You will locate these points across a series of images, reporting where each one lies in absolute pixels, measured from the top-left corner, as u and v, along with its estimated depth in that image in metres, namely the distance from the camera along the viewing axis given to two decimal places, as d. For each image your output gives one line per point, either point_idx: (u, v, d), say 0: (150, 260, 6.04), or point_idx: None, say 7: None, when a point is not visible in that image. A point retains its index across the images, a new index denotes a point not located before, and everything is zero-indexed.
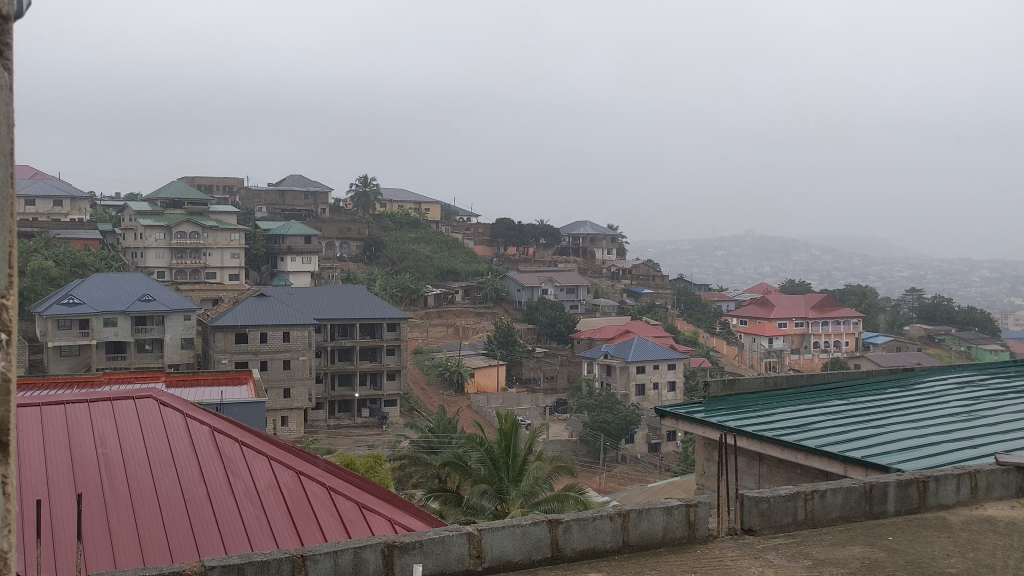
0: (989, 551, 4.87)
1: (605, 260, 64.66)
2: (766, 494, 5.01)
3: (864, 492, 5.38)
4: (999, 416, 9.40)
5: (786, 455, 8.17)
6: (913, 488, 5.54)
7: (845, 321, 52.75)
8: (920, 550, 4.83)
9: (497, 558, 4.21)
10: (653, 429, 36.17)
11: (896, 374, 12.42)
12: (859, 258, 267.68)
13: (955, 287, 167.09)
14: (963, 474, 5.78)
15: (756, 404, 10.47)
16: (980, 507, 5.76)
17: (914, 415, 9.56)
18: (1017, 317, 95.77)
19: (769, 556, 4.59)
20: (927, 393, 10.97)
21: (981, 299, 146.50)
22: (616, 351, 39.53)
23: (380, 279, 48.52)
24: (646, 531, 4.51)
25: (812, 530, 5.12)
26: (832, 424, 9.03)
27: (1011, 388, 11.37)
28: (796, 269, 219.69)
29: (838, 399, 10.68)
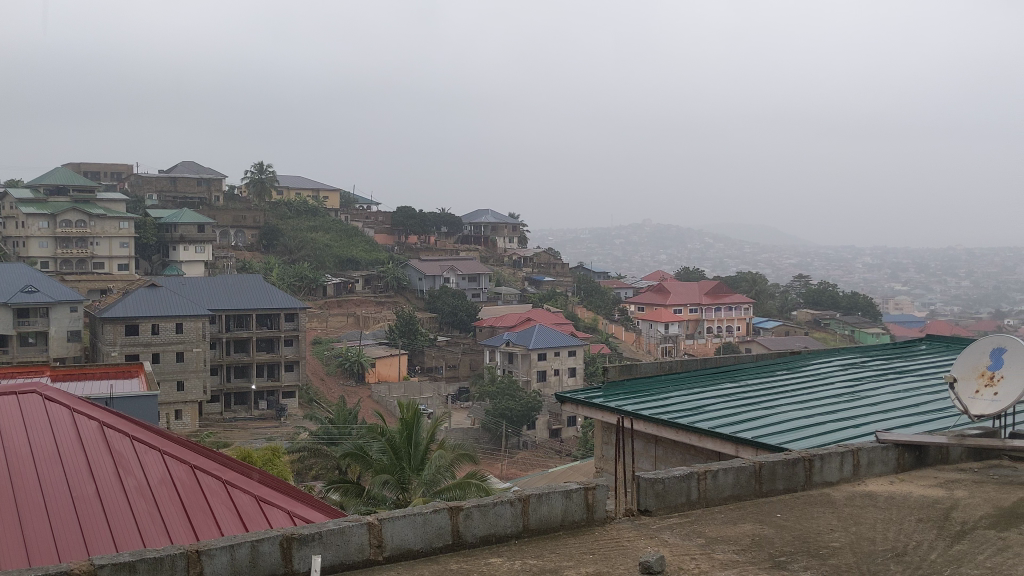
0: (870, 525, 5.12)
1: (506, 248, 64.91)
2: (661, 475, 5.15)
3: (755, 471, 5.57)
4: (881, 395, 9.89)
5: (682, 437, 8.37)
6: (800, 467, 5.77)
7: (736, 307, 54.39)
8: (807, 526, 5.03)
9: (396, 547, 4.20)
10: (554, 416, 36.62)
11: (784, 356, 12.93)
12: (751, 245, 275.41)
13: (841, 275, 173.81)
14: (845, 452, 6.06)
15: (652, 389, 10.72)
16: (861, 483, 6.06)
17: (800, 396, 9.96)
18: (898, 303, 99.79)
19: (664, 535, 4.73)
20: (812, 375, 11.46)
21: (865, 284, 152.41)
22: (517, 338, 39.84)
23: (277, 269, 47.56)
24: (546, 514, 4.59)
25: (705, 509, 5.28)
26: (724, 407, 9.31)
27: (890, 369, 11.98)
28: (691, 256, 225.04)
29: (730, 382, 11.06)
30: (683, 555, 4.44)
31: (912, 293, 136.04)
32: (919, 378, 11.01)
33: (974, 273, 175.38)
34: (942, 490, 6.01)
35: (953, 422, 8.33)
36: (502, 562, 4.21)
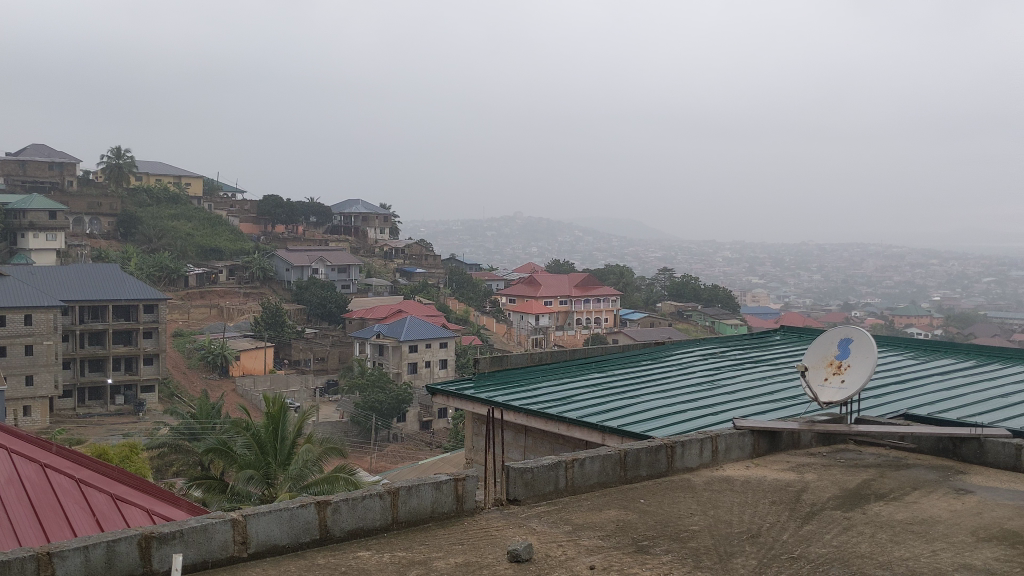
0: (727, 508, 5.34)
1: (376, 239, 64.35)
2: (530, 464, 5.23)
3: (619, 458, 5.73)
4: (738, 384, 10.34)
5: (550, 426, 8.51)
6: (662, 454, 5.99)
7: (604, 299, 55.47)
8: (668, 511, 5.21)
9: (261, 543, 4.11)
10: (425, 408, 36.59)
11: (648, 346, 13.31)
12: (618, 238, 281.82)
13: (703, 269, 179.81)
14: (705, 439, 6.33)
15: (522, 380, 10.83)
16: (719, 467, 6.34)
17: (664, 385, 10.30)
18: (755, 297, 103.74)
19: (532, 523, 4.80)
20: (674, 365, 11.85)
21: (724, 278, 158.27)
22: (388, 331, 39.55)
23: (135, 258, 45.50)
24: (415, 506, 4.61)
25: (572, 497, 5.39)
26: (591, 397, 9.52)
27: (747, 358, 12.53)
28: (560, 248, 228.38)
29: (597, 372, 11.33)
30: (549, 542, 4.52)
31: (768, 285, 141.65)
32: (771, 368, 11.55)
33: (825, 268, 184.45)
34: (792, 473, 6.34)
35: (804, 409, 8.80)
36: (370, 556, 4.17)
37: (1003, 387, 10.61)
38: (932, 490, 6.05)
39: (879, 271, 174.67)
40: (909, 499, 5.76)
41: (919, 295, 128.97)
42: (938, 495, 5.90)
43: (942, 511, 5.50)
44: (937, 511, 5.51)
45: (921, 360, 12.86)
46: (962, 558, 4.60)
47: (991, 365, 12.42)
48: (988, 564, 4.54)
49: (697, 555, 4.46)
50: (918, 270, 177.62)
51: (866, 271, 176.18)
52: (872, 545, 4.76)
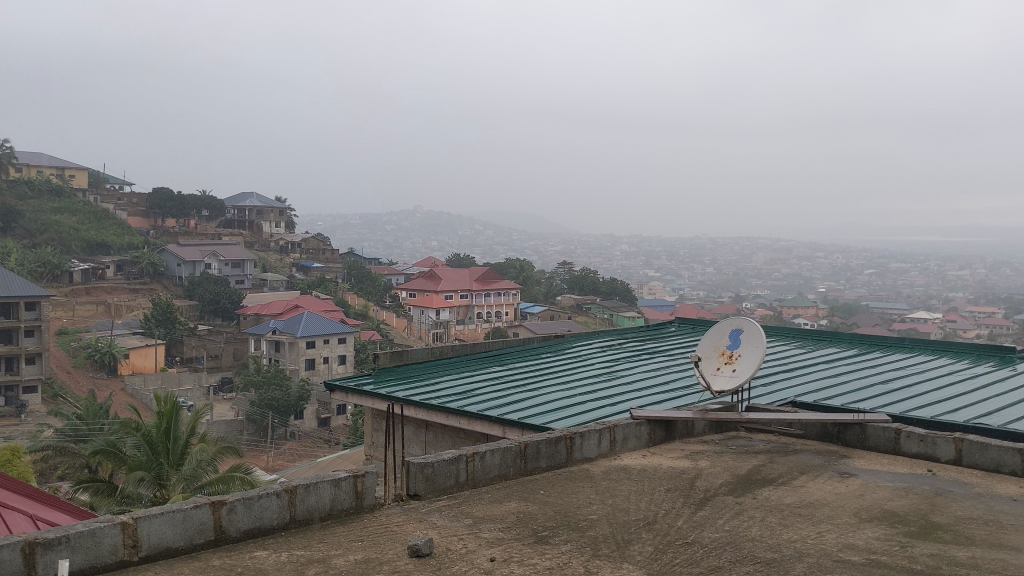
0: (625, 497, 5.44)
1: (272, 233, 63.13)
2: (430, 459, 5.22)
3: (520, 451, 5.77)
4: (636, 374, 10.57)
5: (451, 421, 8.52)
6: (561, 445, 6.07)
7: (504, 293, 55.71)
8: (568, 501, 5.28)
9: (154, 546, 3.99)
10: (323, 404, 36.11)
11: (548, 339, 13.45)
12: (517, 232, 283.21)
13: (601, 262, 182.40)
14: (603, 429, 6.45)
15: (422, 375, 10.81)
16: (617, 457, 6.47)
17: (563, 377, 10.44)
18: (651, 289, 105.78)
19: (433, 518, 4.81)
20: (573, 357, 12.02)
21: (623, 271, 160.84)
22: (284, 327, 38.82)
23: (15, 253, 43.41)
24: (313, 505, 4.55)
25: (472, 491, 5.40)
26: (491, 390, 9.57)
27: (644, 350, 12.81)
28: (460, 243, 228.06)
29: (497, 365, 11.39)
30: (451, 537, 4.52)
31: (665, 279, 144.48)
32: (667, 358, 11.84)
33: (718, 261, 189.33)
34: (688, 460, 6.51)
35: (698, 397, 9.06)
36: (267, 555, 4.11)
37: (883, 374, 11.14)
38: (819, 474, 6.30)
39: (768, 263, 180.58)
40: (796, 483, 6.00)
41: (806, 286, 133.86)
42: (823, 478, 6.16)
43: (827, 494, 5.74)
44: (823, 493, 5.76)
45: (808, 349, 13.38)
46: (846, 538, 4.81)
47: (873, 353, 13.01)
48: (870, 543, 4.76)
49: (595, 544, 4.53)
50: (805, 262, 184.28)
51: (757, 264, 181.92)
52: (763, 528, 4.93)
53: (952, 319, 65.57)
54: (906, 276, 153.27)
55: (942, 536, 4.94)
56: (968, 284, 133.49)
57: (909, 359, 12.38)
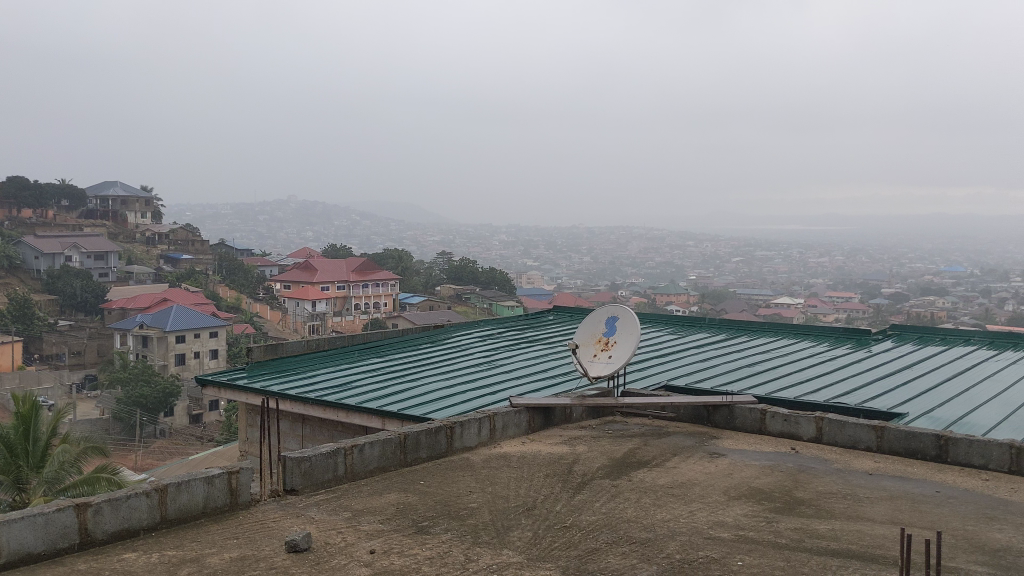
0: (504, 484, 5.50)
1: (137, 224, 60.80)
2: (307, 453, 5.14)
3: (399, 442, 5.75)
4: (515, 363, 10.66)
5: (328, 415, 8.40)
6: (441, 435, 6.08)
7: (382, 283, 55.21)
8: (448, 491, 5.29)
9: (12, 552, 3.79)
10: (195, 400, 35.10)
11: (427, 329, 13.44)
12: (394, 222, 280.89)
13: (478, 251, 182.74)
14: (482, 418, 6.50)
15: (298, 368, 10.61)
16: (496, 446, 6.53)
17: (443, 367, 10.44)
18: (530, 278, 106.70)
19: (310, 512, 4.73)
20: (452, 347, 12.05)
21: (501, 260, 161.67)
22: (152, 321, 37.38)
23: None
24: (184, 503, 4.42)
25: (351, 484, 5.35)
26: (369, 382, 9.49)
27: (522, 338, 12.94)
28: (336, 233, 224.52)
29: (376, 357, 11.30)
30: (329, 530, 4.47)
31: (543, 268, 146.20)
32: (545, 346, 12.00)
33: (594, 250, 192.65)
34: (566, 446, 6.63)
35: (575, 384, 9.20)
36: (136, 557, 3.97)
37: (750, 357, 11.60)
38: (692, 454, 6.52)
39: (641, 252, 184.62)
40: (668, 464, 6.19)
41: (678, 274, 137.82)
42: (695, 458, 6.38)
43: (698, 474, 5.94)
44: (695, 473, 5.96)
45: (680, 335, 13.77)
46: (718, 516, 5.00)
47: (741, 338, 13.51)
48: (739, 519, 4.96)
49: (476, 532, 4.56)
50: (677, 251, 189.43)
51: (631, 252, 185.76)
52: (638, 509, 5.07)
53: (813, 305, 68.65)
54: (771, 264, 159.88)
55: (804, 510, 5.19)
56: (827, 271, 140.17)
57: (774, 343, 12.92)
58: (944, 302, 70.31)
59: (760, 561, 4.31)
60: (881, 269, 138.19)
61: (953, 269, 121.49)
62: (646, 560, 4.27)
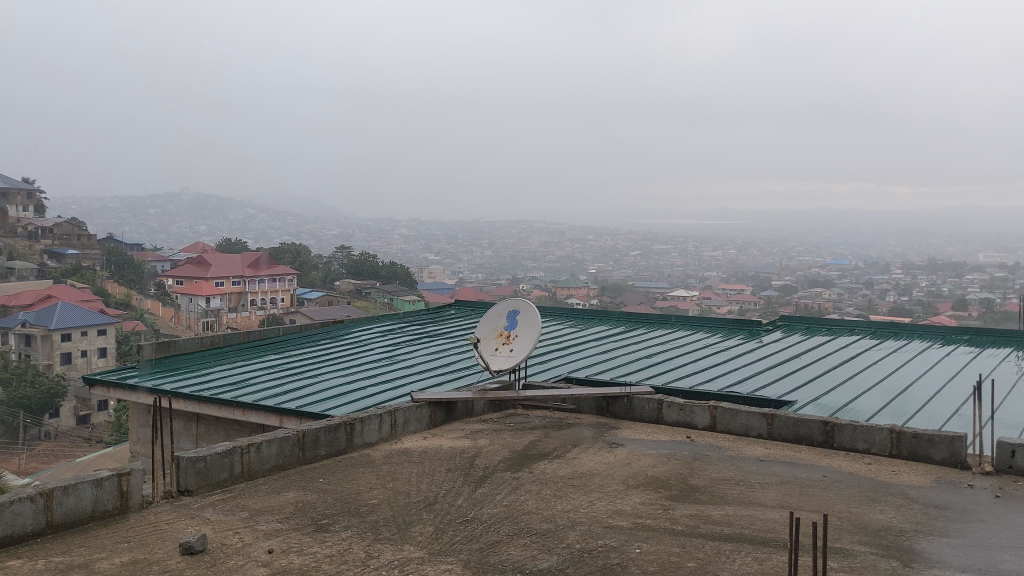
0: (406, 480, 5.48)
1: (19, 218, 58.04)
2: (201, 453, 5.02)
3: (298, 440, 5.66)
4: (416, 358, 10.62)
5: (224, 413, 8.21)
6: (341, 433, 6.02)
7: (279, 279, 54.25)
8: (348, 488, 5.24)
9: None
10: (82, 401, 33.75)
11: (326, 325, 13.26)
12: (292, 215, 275.56)
13: (378, 245, 180.52)
14: (383, 414, 6.46)
15: (192, 366, 10.32)
16: (397, 441, 6.51)
17: (343, 363, 10.32)
18: (431, 272, 106.08)
19: (206, 513, 4.62)
20: (352, 343, 11.92)
21: (401, 254, 160.36)
22: (36, 319, 35.80)
23: None
24: (72, 507, 4.26)
25: (247, 483, 5.25)
26: (267, 379, 9.32)
27: (423, 333, 12.89)
28: (232, 226, 218.97)
29: (274, 354, 11.09)
30: (226, 532, 4.37)
31: (444, 261, 145.54)
32: (447, 341, 11.97)
33: (495, 244, 192.77)
34: (467, 440, 6.64)
35: (477, 378, 9.23)
36: (21, 565, 3.80)
37: (649, 350, 11.83)
38: (591, 445, 6.62)
39: (541, 247, 185.80)
40: (569, 455, 6.27)
41: (578, 267, 139.27)
42: (594, 449, 6.48)
43: (598, 464, 6.04)
44: (594, 464, 6.06)
45: (581, 328, 13.94)
46: (616, 506, 5.09)
47: (639, 330, 13.78)
48: (637, 508, 5.06)
49: (377, 529, 4.54)
50: (577, 245, 191.14)
51: (532, 247, 186.81)
52: (539, 501, 5.12)
53: (708, 297, 70.25)
54: (667, 257, 163.15)
55: (699, 497, 5.34)
56: (721, 264, 143.87)
57: (670, 335, 13.20)
58: (832, 295, 72.84)
59: (658, 548, 4.41)
60: (772, 261, 142.53)
61: (839, 261, 126.12)
62: (548, 551, 4.32)
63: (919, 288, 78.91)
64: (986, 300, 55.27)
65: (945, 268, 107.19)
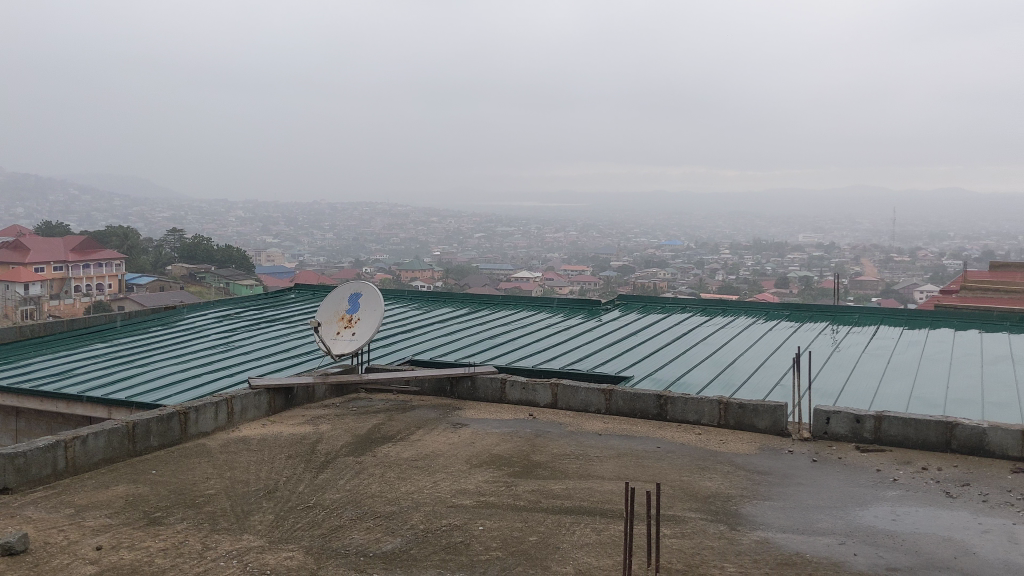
0: (244, 468, 5.35)
1: None
2: (22, 448, 4.73)
3: (127, 432, 5.42)
4: (254, 343, 10.34)
5: (47, 407, 7.75)
6: (174, 421, 5.79)
7: (106, 263, 51.42)
8: (182, 479, 5.08)
9: None
10: None
11: (157, 311, 12.69)
12: (119, 196, 261.46)
13: (214, 227, 173.99)
14: (220, 402, 6.27)
15: (9, 357, 9.68)
16: (235, 429, 6.33)
17: (176, 351, 9.92)
18: (270, 255, 103.35)
19: (28, 512, 4.36)
20: (187, 329, 11.50)
21: (237, 236, 155.10)
22: None
23: None
24: None
25: (73, 478, 4.99)
26: (93, 369, 8.86)
27: (262, 318, 12.56)
28: (52, 208, 205.63)
29: (101, 343, 10.53)
30: (50, 530, 4.14)
31: (283, 245, 141.69)
32: (286, 325, 11.71)
33: (337, 226, 189.59)
34: (308, 426, 6.53)
35: (318, 363, 9.10)
36: None
37: (492, 330, 11.96)
38: (435, 427, 6.64)
39: (384, 228, 184.12)
40: (412, 437, 6.28)
41: (421, 249, 138.49)
42: (438, 430, 6.51)
43: (441, 445, 6.07)
44: (438, 445, 6.08)
45: (425, 310, 13.92)
46: (459, 485, 5.14)
47: (483, 311, 13.90)
48: (480, 486, 5.13)
49: (214, 519, 4.41)
50: (420, 227, 190.47)
51: (374, 229, 184.85)
52: (382, 484, 5.11)
53: (549, 277, 71.59)
54: (510, 239, 164.84)
55: (540, 473, 5.47)
56: (562, 246, 146.59)
57: (513, 315, 13.40)
58: (666, 274, 75.45)
59: (501, 524, 4.49)
60: (609, 243, 146.34)
61: (672, 242, 130.62)
62: (391, 533, 4.32)
63: (745, 267, 82.93)
64: (806, 278, 58.57)
65: (769, 248, 112.97)
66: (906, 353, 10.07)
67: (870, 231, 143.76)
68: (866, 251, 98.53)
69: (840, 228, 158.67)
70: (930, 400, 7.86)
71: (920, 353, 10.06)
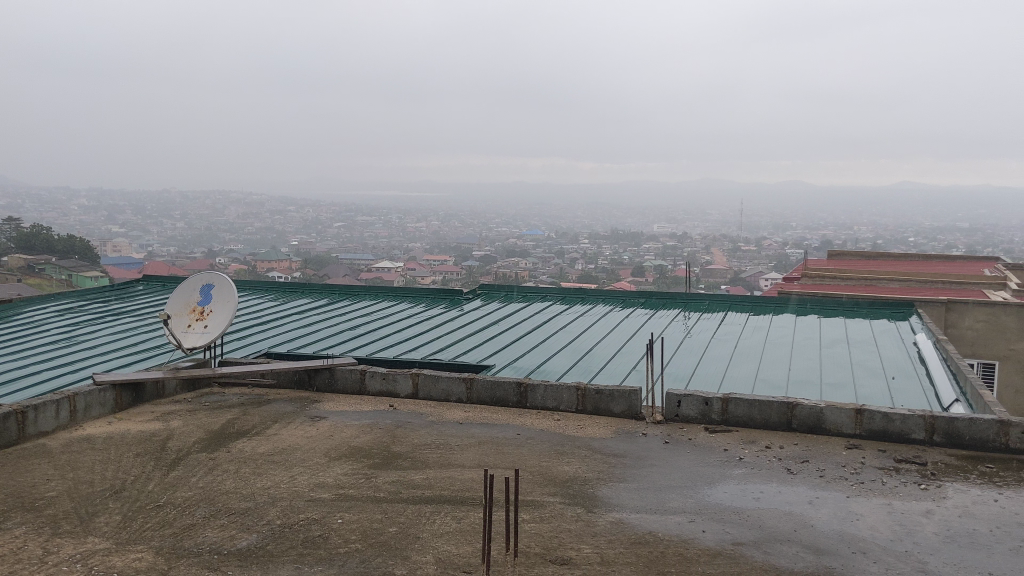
0: (87, 468, 5.10)
1: None
2: None
3: None
4: (99, 337, 9.86)
5: None
6: (11, 421, 5.49)
7: None
8: (20, 481, 4.80)
9: None
10: None
11: None
12: None
13: (52, 216, 164.01)
14: (61, 399, 5.97)
15: None
16: (78, 427, 6.04)
17: (12, 347, 9.35)
18: (114, 246, 98.23)
19: None
20: (24, 323, 10.85)
21: (79, 225, 146.93)
22: None
23: None
24: None
25: None
26: None
27: (108, 311, 11.97)
28: None
29: None
30: None
31: (130, 234, 135.07)
32: (135, 318, 11.22)
33: (188, 215, 182.22)
34: (157, 423, 6.29)
35: (168, 357, 8.77)
36: None
37: (351, 321, 11.81)
38: (292, 420, 6.52)
39: (240, 218, 178.44)
40: (268, 432, 6.14)
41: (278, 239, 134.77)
42: (295, 424, 6.38)
43: (299, 439, 5.97)
44: (295, 439, 5.97)
45: (281, 301, 13.58)
46: (317, 478, 5.07)
47: (342, 302, 13.70)
48: (338, 479, 5.08)
49: (56, 522, 4.20)
50: (277, 216, 185.47)
51: (229, 218, 178.80)
52: (236, 480, 4.97)
53: (411, 268, 70.98)
54: (370, 228, 162.87)
55: (400, 463, 5.45)
56: (424, 235, 145.75)
57: (374, 306, 13.27)
58: (526, 264, 76.02)
59: (360, 516, 4.46)
60: (471, 233, 146.51)
61: (533, 232, 132.05)
62: (246, 530, 4.22)
63: (603, 257, 84.68)
64: (660, 267, 60.35)
65: (625, 237, 115.47)
66: (751, 337, 10.56)
67: (721, 222, 149.53)
68: (716, 241, 102.31)
69: (692, 218, 164.02)
70: (774, 382, 8.28)
71: (764, 338, 10.58)
